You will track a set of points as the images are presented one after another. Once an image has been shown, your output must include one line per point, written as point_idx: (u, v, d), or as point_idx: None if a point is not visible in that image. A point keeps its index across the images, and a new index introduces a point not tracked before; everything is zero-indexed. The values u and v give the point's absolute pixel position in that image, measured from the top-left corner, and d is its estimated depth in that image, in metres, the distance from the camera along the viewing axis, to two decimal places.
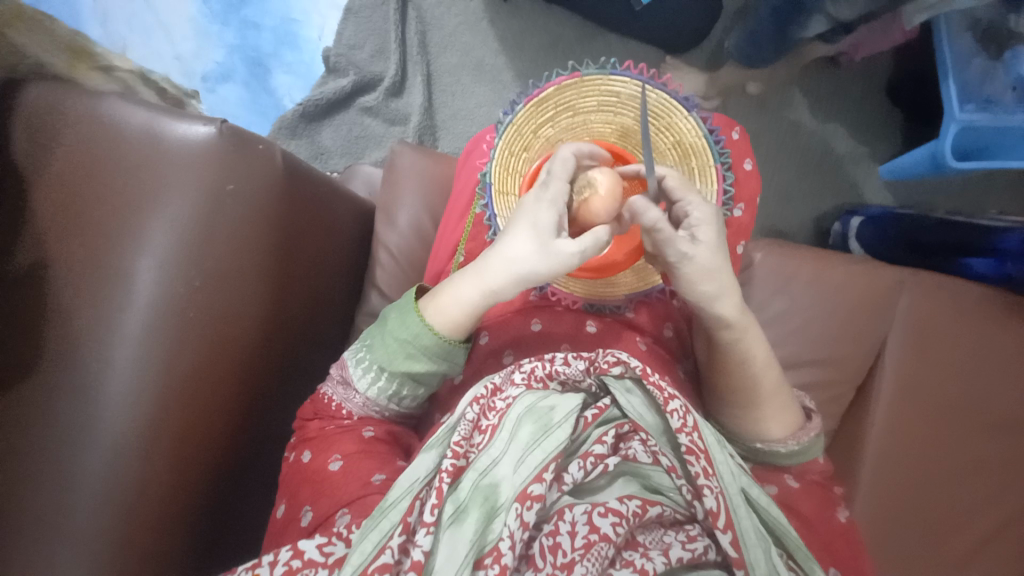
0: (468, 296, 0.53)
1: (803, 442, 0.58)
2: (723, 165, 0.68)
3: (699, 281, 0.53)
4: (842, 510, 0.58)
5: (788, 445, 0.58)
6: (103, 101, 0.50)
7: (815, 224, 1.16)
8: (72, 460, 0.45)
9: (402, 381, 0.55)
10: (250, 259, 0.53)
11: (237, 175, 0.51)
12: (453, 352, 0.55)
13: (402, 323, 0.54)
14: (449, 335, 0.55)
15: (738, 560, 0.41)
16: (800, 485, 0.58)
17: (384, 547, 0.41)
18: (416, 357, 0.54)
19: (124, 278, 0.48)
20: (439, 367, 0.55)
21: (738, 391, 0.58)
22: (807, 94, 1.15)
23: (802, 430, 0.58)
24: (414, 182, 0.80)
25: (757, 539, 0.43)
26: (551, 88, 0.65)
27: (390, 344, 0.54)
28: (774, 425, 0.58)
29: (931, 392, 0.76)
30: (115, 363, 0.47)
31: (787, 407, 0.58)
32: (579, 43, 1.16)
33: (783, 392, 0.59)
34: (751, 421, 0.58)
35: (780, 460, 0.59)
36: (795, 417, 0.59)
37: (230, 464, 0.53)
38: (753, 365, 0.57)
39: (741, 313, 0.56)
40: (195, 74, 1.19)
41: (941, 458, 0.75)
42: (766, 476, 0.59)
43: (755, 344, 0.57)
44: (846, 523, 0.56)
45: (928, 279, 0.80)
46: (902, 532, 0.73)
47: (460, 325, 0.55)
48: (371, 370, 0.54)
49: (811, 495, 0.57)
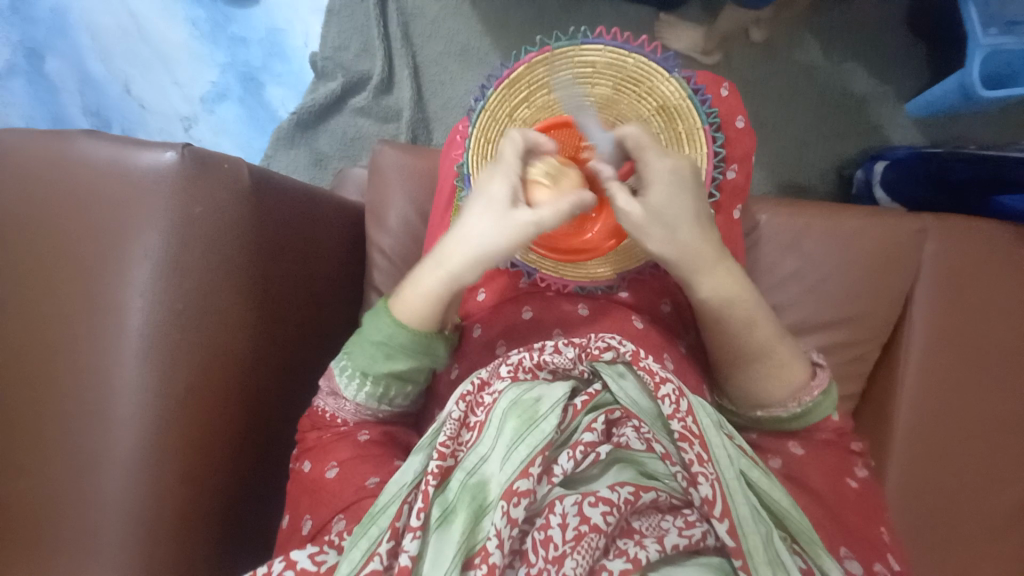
0: (433, 287, 0.55)
1: (806, 403, 0.55)
2: (712, 126, 0.65)
3: (646, 236, 0.53)
4: (860, 470, 0.56)
5: (789, 409, 0.55)
6: (76, 143, 0.52)
7: (836, 173, 1.08)
8: (96, 480, 0.49)
9: (388, 383, 0.56)
10: (230, 278, 0.54)
11: (204, 198, 0.52)
12: (432, 346, 0.56)
13: (374, 325, 0.56)
14: (423, 329, 0.56)
15: (735, 549, 0.40)
16: (808, 451, 0.56)
17: (374, 554, 0.42)
18: (397, 357, 0.55)
19: (114, 310, 0.50)
20: (421, 361, 0.56)
21: (733, 354, 0.57)
22: (818, 32, 1.06)
23: (808, 390, 0.55)
24: (400, 179, 0.79)
25: (756, 525, 0.41)
26: (521, 67, 0.62)
27: (367, 347, 0.55)
28: (770, 390, 0.56)
29: (967, 345, 0.71)
30: (116, 391, 0.50)
31: (785, 368, 0.55)
32: (565, 11, 1.11)
33: (785, 348, 0.56)
34: (747, 389, 0.57)
35: (784, 425, 0.57)
36: (800, 376, 0.55)
37: (241, 473, 0.56)
38: (738, 325, 0.56)
39: (719, 263, 0.56)
40: (193, 97, 1.22)
41: (982, 414, 0.70)
42: (769, 446, 0.58)
43: (738, 300, 0.56)
44: (859, 487, 0.54)
45: (958, 223, 0.74)
46: (936, 492, 0.70)
47: (428, 317, 0.55)
48: (355, 378, 0.55)
49: (821, 460, 0.55)
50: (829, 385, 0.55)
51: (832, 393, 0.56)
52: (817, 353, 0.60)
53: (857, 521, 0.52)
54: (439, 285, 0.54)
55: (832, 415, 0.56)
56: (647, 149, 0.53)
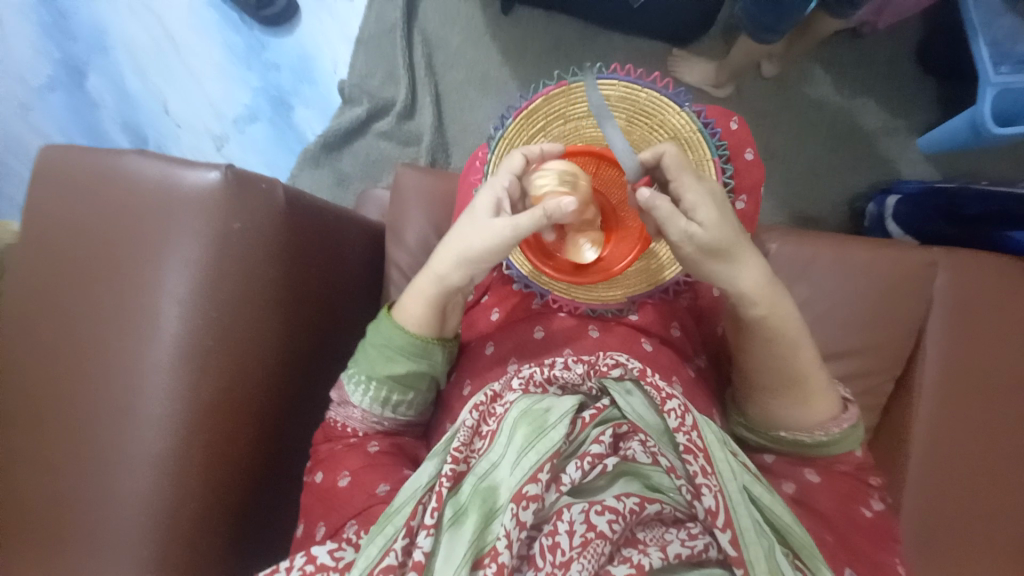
0: (427, 290, 0.58)
1: (833, 434, 0.55)
2: (721, 157, 0.67)
3: (705, 258, 0.53)
4: (875, 503, 0.55)
5: (815, 436, 0.56)
6: (124, 159, 0.56)
7: (849, 205, 1.09)
8: (120, 475, 0.52)
9: (390, 388, 0.58)
10: (258, 288, 0.57)
11: (242, 215, 0.56)
12: (430, 350, 0.59)
13: (377, 331, 0.59)
14: (422, 333, 0.59)
15: (737, 558, 0.40)
16: (823, 479, 0.56)
17: (389, 549, 0.43)
18: (396, 361, 0.58)
19: (151, 316, 0.53)
20: (420, 365, 0.59)
21: (769, 373, 0.56)
22: (827, 68, 1.09)
23: (836, 422, 0.55)
24: (419, 201, 0.82)
25: (757, 536, 0.41)
26: (539, 99, 0.66)
27: (370, 352, 0.58)
28: (798, 414, 0.56)
29: (980, 378, 0.71)
30: (149, 392, 0.52)
31: (817, 397, 0.56)
32: (581, 45, 1.16)
33: (822, 376, 0.56)
34: (770, 408, 0.58)
35: (807, 451, 0.57)
36: (829, 404, 0.56)
37: (261, 474, 0.58)
38: (782, 344, 0.55)
39: (769, 285, 0.54)
40: (226, 117, 1.30)
41: (991, 446, 0.70)
42: (781, 470, 0.58)
43: (788, 320, 0.54)
44: (873, 517, 0.54)
45: (970, 256, 0.74)
46: (943, 521, 0.70)
47: (427, 322, 0.59)
48: (361, 384, 0.58)
49: (835, 488, 0.55)
50: (857, 420, 0.56)
51: (859, 429, 0.57)
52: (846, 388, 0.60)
53: (866, 546, 0.52)
54: (436, 291, 0.58)
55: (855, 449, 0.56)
56: (677, 169, 0.52)
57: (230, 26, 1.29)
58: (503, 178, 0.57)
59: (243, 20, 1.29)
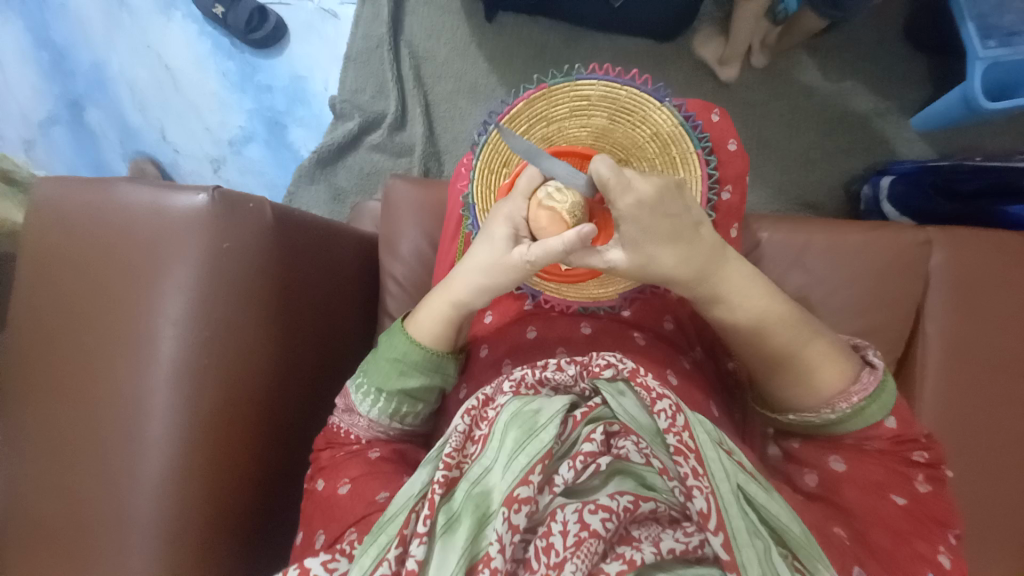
0: (443, 310, 0.59)
1: (842, 410, 0.53)
2: (704, 149, 0.68)
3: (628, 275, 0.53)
4: (919, 485, 0.52)
5: (822, 415, 0.54)
6: (117, 188, 0.58)
7: (844, 189, 1.09)
8: (126, 495, 0.53)
9: (400, 400, 0.58)
10: (252, 307, 0.58)
11: (231, 234, 0.57)
12: (443, 364, 0.60)
13: (391, 344, 0.60)
14: (436, 348, 0.60)
15: (728, 561, 0.40)
16: (850, 467, 0.53)
17: (382, 560, 0.43)
18: (410, 375, 0.58)
19: (149, 339, 0.55)
20: (432, 380, 0.59)
21: (763, 358, 0.56)
22: (814, 54, 1.09)
23: (845, 397, 0.52)
24: (411, 211, 0.83)
25: (750, 538, 0.41)
26: (520, 103, 0.65)
27: (383, 366, 0.59)
28: (801, 394, 0.55)
29: (984, 355, 0.70)
30: (151, 413, 0.54)
31: (815, 371, 0.54)
32: (565, 47, 1.18)
33: (826, 347, 0.54)
34: (776, 393, 0.57)
35: (822, 431, 0.55)
36: (837, 376, 0.53)
37: (264, 488, 0.59)
38: (770, 325, 0.55)
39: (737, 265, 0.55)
40: (223, 141, 1.32)
41: (998, 424, 0.69)
42: (807, 458, 0.56)
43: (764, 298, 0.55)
44: (907, 504, 0.51)
45: (966, 233, 0.74)
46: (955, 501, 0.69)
47: (442, 337, 0.60)
48: (370, 394, 0.58)
49: (864, 475, 0.53)
50: (877, 390, 0.52)
51: (883, 398, 0.52)
52: (875, 352, 0.55)
53: (890, 544, 0.50)
54: (451, 311, 0.59)
55: (885, 420, 0.52)
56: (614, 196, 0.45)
57: (222, 52, 1.32)
58: (518, 204, 0.52)
59: (234, 45, 1.32)
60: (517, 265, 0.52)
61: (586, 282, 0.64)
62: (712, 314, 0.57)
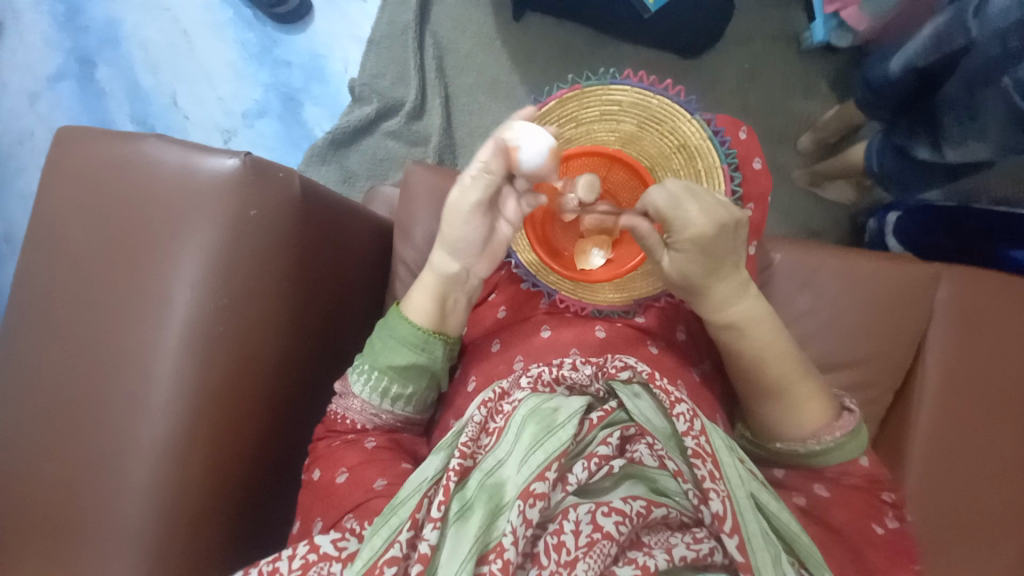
0: (427, 281, 0.60)
1: (826, 443, 0.55)
2: (730, 165, 0.66)
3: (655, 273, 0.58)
4: (889, 521, 0.53)
5: (808, 445, 0.55)
6: (143, 142, 0.57)
7: (851, 219, 1.11)
8: (124, 459, 0.52)
9: (390, 378, 0.58)
10: (270, 277, 0.57)
11: (259, 202, 0.56)
12: (431, 345, 0.60)
13: (384, 320, 0.61)
14: (425, 328, 0.60)
15: (744, 564, 0.40)
16: (833, 494, 0.55)
17: (394, 541, 0.42)
18: (397, 348, 0.59)
19: (164, 302, 0.54)
20: (420, 360, 0.59)
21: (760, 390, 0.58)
22: (831, 87, 1.11)
23: (829, 430, 0.55)
24: (427, 199, 0.82)
25: (765, 543, 0.41)
26: (553, 102, 0.64)
27: (374, 340, 0.60)
28: (786, 426, 0.56)
29: (978, 392, 0.72)
30: (158, 376, 0.53)
31: (802, 405, 0.56)
32: (589, 53, 1.18)
33: (813, 381, 0.57)
34: (764, 421, 0.58)
35: (805, 462, 0.56)
36: (822, 410, 0.55)
37: (269, 463, 0.58)
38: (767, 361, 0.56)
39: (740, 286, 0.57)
40: (235, 112, 1.29)
41: (989, 460, 0.70)
42: (794, 484, 0.57)
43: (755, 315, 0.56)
44: (886, 533, 0.53)
45: (969, 272, 0.75)
46: (941, 533, 0.70)
47: (431, 314, 0.60)
48: (362, 369, 0.59)
49: (849, 507, 0.54)
50: (856, 429, 0.54)
51: (862, 437, 0.55)
52: (851, 399, 0.58)
53: (881, 563, 0.51)
54: (436, 280, 0.60)
55: (861, 458, 0.55)
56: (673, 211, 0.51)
57: (243, 23, 1.31)
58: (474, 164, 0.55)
59: (256, 17, 1.30)
60: (463, 212, 0.56)
61: (600, 285, 0.65)
62: (727, 335, 0.58)
